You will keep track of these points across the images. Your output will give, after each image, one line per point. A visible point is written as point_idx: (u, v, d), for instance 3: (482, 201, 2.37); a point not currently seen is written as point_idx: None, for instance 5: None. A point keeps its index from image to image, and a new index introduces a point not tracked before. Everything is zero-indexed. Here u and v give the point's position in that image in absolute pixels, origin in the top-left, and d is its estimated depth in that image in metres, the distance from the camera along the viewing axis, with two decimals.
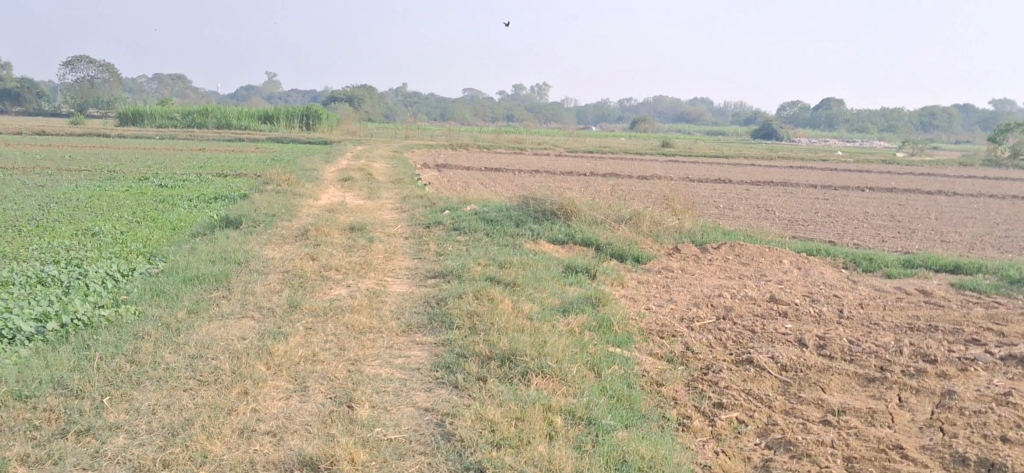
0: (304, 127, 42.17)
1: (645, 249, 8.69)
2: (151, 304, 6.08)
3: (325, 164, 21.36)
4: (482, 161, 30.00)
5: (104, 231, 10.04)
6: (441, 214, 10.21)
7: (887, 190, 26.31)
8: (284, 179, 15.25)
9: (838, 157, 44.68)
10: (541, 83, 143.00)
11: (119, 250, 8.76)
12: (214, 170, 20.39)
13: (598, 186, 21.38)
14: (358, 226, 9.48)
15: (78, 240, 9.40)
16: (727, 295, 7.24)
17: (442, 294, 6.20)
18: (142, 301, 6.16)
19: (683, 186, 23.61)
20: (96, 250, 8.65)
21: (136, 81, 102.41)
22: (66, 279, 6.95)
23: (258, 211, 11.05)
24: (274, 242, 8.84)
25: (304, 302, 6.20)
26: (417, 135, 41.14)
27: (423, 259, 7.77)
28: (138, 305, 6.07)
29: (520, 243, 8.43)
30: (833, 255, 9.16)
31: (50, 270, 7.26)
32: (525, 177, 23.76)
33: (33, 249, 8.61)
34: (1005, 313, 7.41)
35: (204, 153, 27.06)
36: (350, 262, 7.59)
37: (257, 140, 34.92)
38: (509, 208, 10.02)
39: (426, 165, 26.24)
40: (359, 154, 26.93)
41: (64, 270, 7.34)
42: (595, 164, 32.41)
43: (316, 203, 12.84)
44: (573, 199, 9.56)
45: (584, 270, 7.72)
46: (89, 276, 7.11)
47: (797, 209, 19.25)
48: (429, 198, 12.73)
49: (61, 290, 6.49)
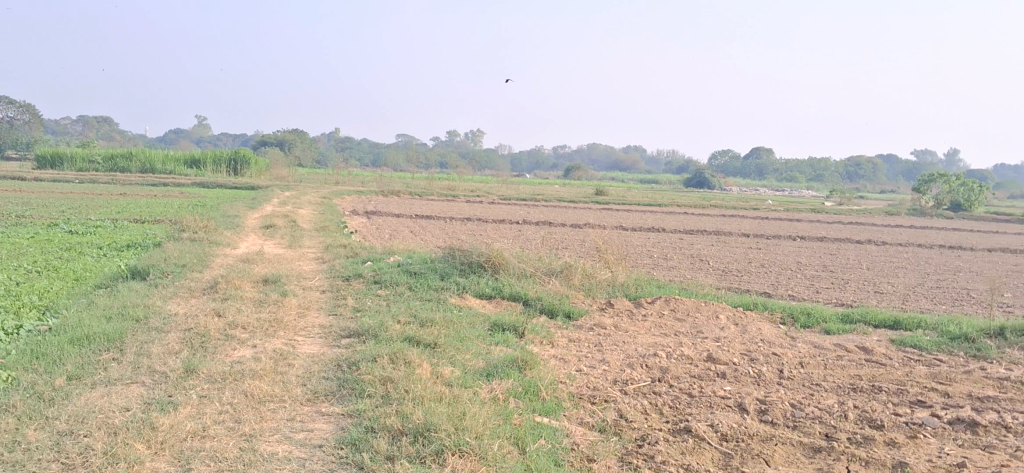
0: (232, 172, 41.21)
1: (576, 305, 8.28)
2: (26, 370, 5.43)
3: (250, 211, 20.68)
4: (413, 207, 29.57)
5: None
6: (362, 266, 9.69)
7: (816, 240, 26.51)
8: (202, 227, 14.58)
9: (768, 206, 45.21)
10: (475, 130, 143.67)
11: (9, 303, 8.04)
12: (132, 216, 19.60)
13: (530, 235, 21.08)
14: (273, 278, 8.90)
15: None
16: (662, 355, 6.84)
17: (355, 356, 5.68)
18: (18, 365, 5.50)
19: (616, 235, 23.47)
20: None
21: (60, 124, 99.93)
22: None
23: (168, 262, 10.40)
24: (181, 296, 8.22)
25: (201, 365, 5.62)
26: (348, 181, 40.51)
27: (339, 316, 7.23)
28: (12, 369, 5.41)
29: (444, 299, 7.95)
30: (770, 310, 8.84)
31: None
32: (456, 225, 23.36)
33: None
34: (947, 372, 7.14)
35: (125, 198, 26.13)
36: (259, 319, 7.01)
37: (182, 185, 33.95)
38: (434, 260, 9.53)
39: (355, 211, 25.70)
40: (287, 200, 26.24)
41: None
42: (528, 212, 32.16)
43: (234, 253, 12.21)
44: (501, 250, 9.11)
45: (511, 328, 7.27)
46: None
47: (729, 259, 19.15)
48: (354, 248, 12.21)
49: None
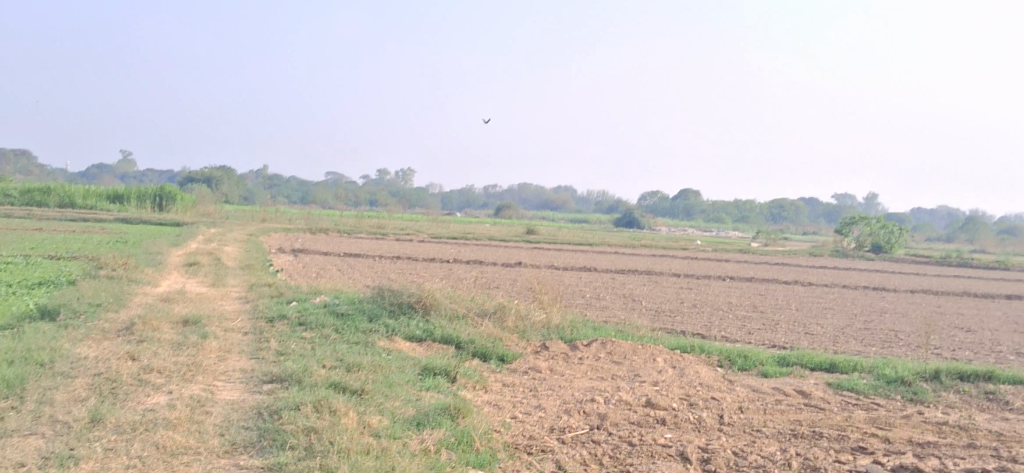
0: (155, 207, 40.09)
1: (510, 347, 8.02)
2: None
3: (172, 248, 20.03)
4: (342, 245, 29.10)
5: None
6: (287, 306, 9.30)
7: (745, 280, 26.74)
8: (120, 264, 14.00)
9: (697, 247, 45.68)
10: (405, 168, 143.33)
11: None
12: (47, 253, 18.84)
13: (461, 274, 20.83)
14: (193, 319, 8.46)
15: None
16: (600, 400, 6.60)
17: (279, 403, 5.33)
18: None
19: (548, 275, 23.34)
20: None
21: None
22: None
23: (80, 301, 9.87)
24: (92, 338, 7.73)
25: (108, 414, 5.20)
26: (276, 218, 39.79)
27: (261, 359, 6.86)
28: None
29: (373, 342, 7.63)
30: (706, 352, 8.70)
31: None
32: (386, 264, 22.99)
33: None
34: (886, 417, 7.03)
35: (40, 233, 25.18)
36: (175, 362, 6.60)
37: (102, 220, 32.94)
38: (363, 300, 9.19)
39: (282, 249, 25.16)
40: (211, 237, 25.58)
41: None
42: (459, 251, 31.86)
43: (152, 292, 11.71)
44: (433, 291, 8.82)
45: (443, 372, 6.97)
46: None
47: (661, 299, 19.12)
48: (279, 287, 11.80)
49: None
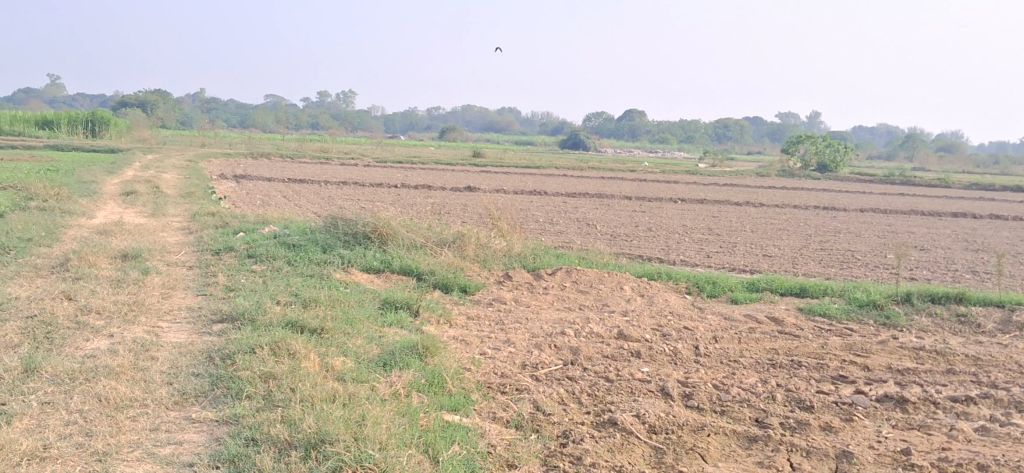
0: (88, 134, 38.68)
1: (472, 277, 7.68)
2: None
3: (108, 176, 19.25)
4: (286, 171, 28.35)
5: None
6: (235, 237, 8.82)
7: (697, 202, 26.62)
8: (53, 195, 13.32)
9: (645, 168, 45.55)
10: (348, 91, 140.82)
11: None
12: None
13: (411, 199, 20.38)
14: (133, 254, 7.96)
15: None
16: (571, 333, 6.30)
17: (231, 347, 4.92)
18: None
19: (500, 198, 22.97)
20: None
21: None
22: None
23: (11, 235, 9.28)
24: (23, 276, 7.21)
25: (44, 362, 4.74)
26: (215, 143, 38.71)
27: (210, 296, 6.42)
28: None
29: (329, 274, 7.23)
30: (673, 279, 8.45)
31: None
32: (333, 190, 22.39)
33: None
34: (861, 343, 6.83)
35: None
36: (117, 302, 6.14)
37: (34, 147, 31.67)
38: (315, 230, 8.75)
39: (223, 175, 24.38)
40: (149, 164, 24.70)
41: None
42: (406, 175, 31.28)
43: (88, 223, 11.11)
44: (389, 220, 8.40)
45: (404, 306, 6.60)
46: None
47: (616, 222, 18.87)
48: (224, 216, 11.29)
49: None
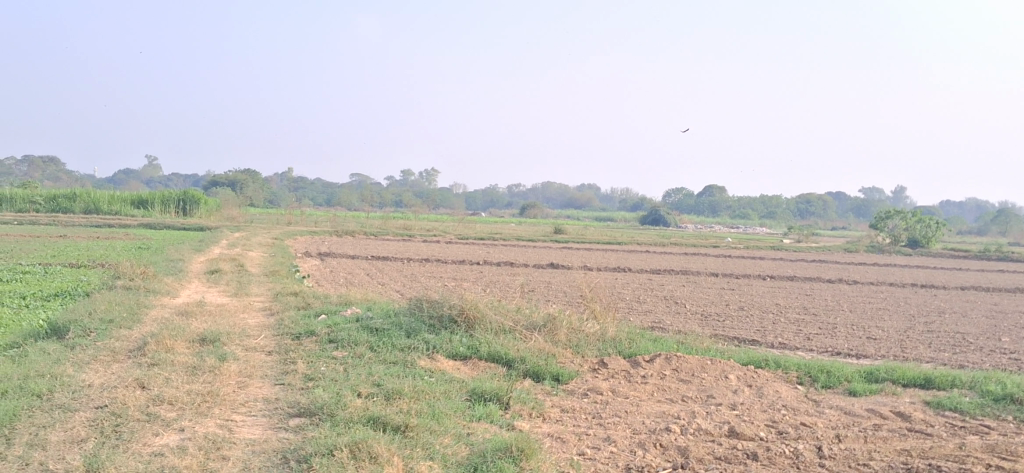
0: (180, 212, 39.49)
1: (565, 365, 7.15)
2: None
3: (195, 254, 19.37)
4: (369, 248, 28.38)
5: None
6: (316, 320, 8.48)
7: (787, 279, 25.72)
8: (140, 274, 13.27)
9: (728, 244, 44.64)
10: (430, 170, 142.94)
11: None
12: (69, 260, 18.23)
13: (494, 277, 20.01)
14: (211, 338, 7.65)
15: None
16: (677, 430, 5.71)
17: (307, 447, 4.49)
18: None
19: (584, 276, 22.48)
20: None
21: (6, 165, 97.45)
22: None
23: (93, 316, 9.11)
24: (99, 361, 6.94)
25: (108, 461, 4.37)
26: (301, 221, 39.21)
27: (288, 386, 6.02)
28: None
29: (413, 361, 6.79)
30: (783, 367, 7.79)
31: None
32: (416, 268, 22.21)
33: None
34: (1004, 444, 6.05)
35: (63, 240, 24.67)
36: (191, 391, 5.79)
37: (128, 226, 32.43)
38: (399, 312, 8.35)
39: (308, 253, 24.48)
40: (236, 241, 24.93)
41: None
42: (488, 252, 31.07)
43: (170, 304, 10.96)
44: (477, 302, 7.95)
45: (493, 398, 6.10)
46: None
47: (704, 301, 18.17)
48: (306, 297, 11.02)
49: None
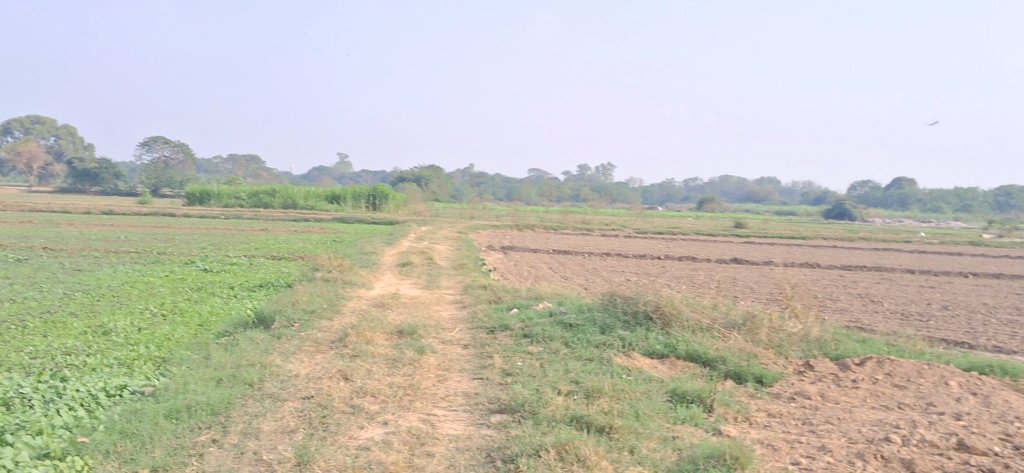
0: (370, 207, 40.92)
1: (768, 366, 6.80)
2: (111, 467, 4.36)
3: (387, 247, 19.95)
4: (550, 242, 28.50)
5: (113, 346, 8.49)
6: (508, 314, 8.45)
7: (993, 277, 23.95)
8: (337, 266, 13.73)
9: (924, 239, 42.20)
10: (606, 164, 142.67)
11: (120, 376, 7.11)
12: (271, 252, 19.18)
13: (678, 272, 19.62)
14: (408, 329, 7.75)
15: (79, 358, 7.83)
16: (898, 441, 5.28)
17: (513, 446, 4.40)
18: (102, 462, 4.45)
19: (771, 271, 21.70)
20: (91, 378, 7.02)
21: (213, 163, 104.41)
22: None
23: (296, 306, 9.45)
24: (303, 352, 7.14)
25: (318, 453, 4.44)
26: (483, 215, 39.82)
27: (486, 381, 5.98)
28: (77, 470, 4.36)
29: (609, 359, 6.62)
30: (1010, 375, 7.14)
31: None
32: (599, 262, 22.07)
33: (15, 376, 7.02)
34: None
35: (264, 233, 26.02)
36: (393, 384, 5.83)
37: (322, 220, 33.89)
38: (591, 308, 8.20)
39: (491, 247, 24.81)
40: (423, 235, 25.57)
41: (35, 412, 5.70)
42: (669, 246, 30.58)
43: (367, 295, 11.26)
44: (672, 299, 7.68)
45: (695, 399, 5.84)
46: (39, 419, 5.43)
47: (904, 299, 17.13)
48: (497, 290, 11.07)
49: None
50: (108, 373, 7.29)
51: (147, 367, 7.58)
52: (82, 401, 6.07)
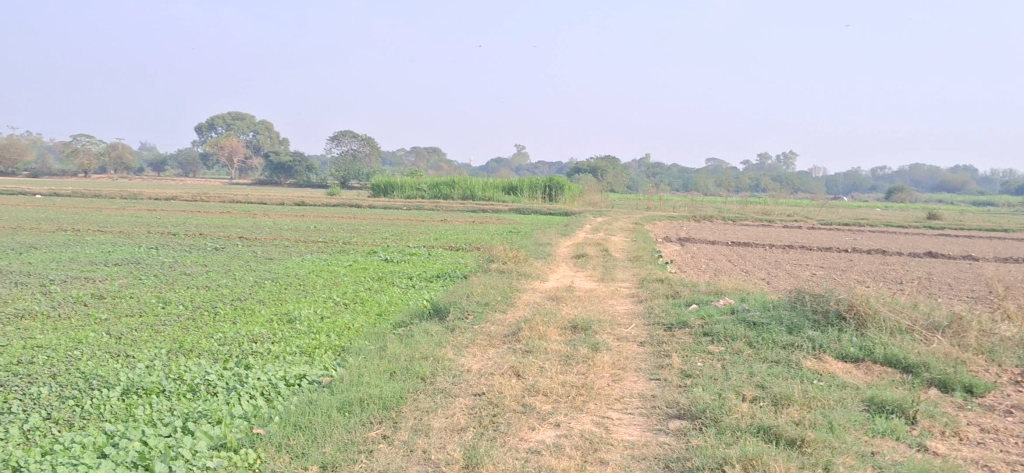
0: (547, 197, 40.99)
1: (979, 375, 6.15)
2: (284, 462, 4.32)
3: (562, 238, 19.80)
4: (729, 233, 27.66)
5: (297, 334, 8.67)
6: (687, 310, 8.07)
7: None
8: (512, 257, 13.68)
9: None
10: (787, 154, 138.08)
11: (300, 364, 7.20)
12: (449, 243, 19.42)
13: (868, 266, 18.55)
14: (583, 325, 7.51)
15: (263, 345, 8.02)
16: None
17: (694, 458, 4.08)
18: (276, 455, 4.43)
19: (972, 266, 20.20)
20: (273, 365, 7.14)
21: (396, 155, 107.87)
22: (182, 415, 5.35)
23: (471, 298, 9.40)
24: (476, 346, 7.02)
25: (488, 455, 4.26)
26: (660, 206, 39.15)
27: (665, 382, 5.66)
28: (251, 463, 4.34)
29: (798, 362, 6.16)
30: None
31: (179, 405, 5.72)
32: (781, 255, 21.18)
33: (203, 362, 7.22)
34: None
35: (443, 224, 26.48)
36: (567, 383, 5.61)
37: (499, 210, 34.24)
38: (776, 306, 7.70)
39: (668, 238, 24.29)
40: (599, 226, 25.34)
41: (219, 399, 5.80)
42: (856, 239, 29.09)
43: (542, 288, 11.12)
44: (868, 298, 7.10)
45: (897, 410, 5.31)
46: (221, 407, 5.51)
47: None
48: (675, 284, 10.69)
49: (164, 432, 4.88)
50: (290, 362, 7.41)
51: (327, 356, 7.65)
52: (262, 389, 6.15)
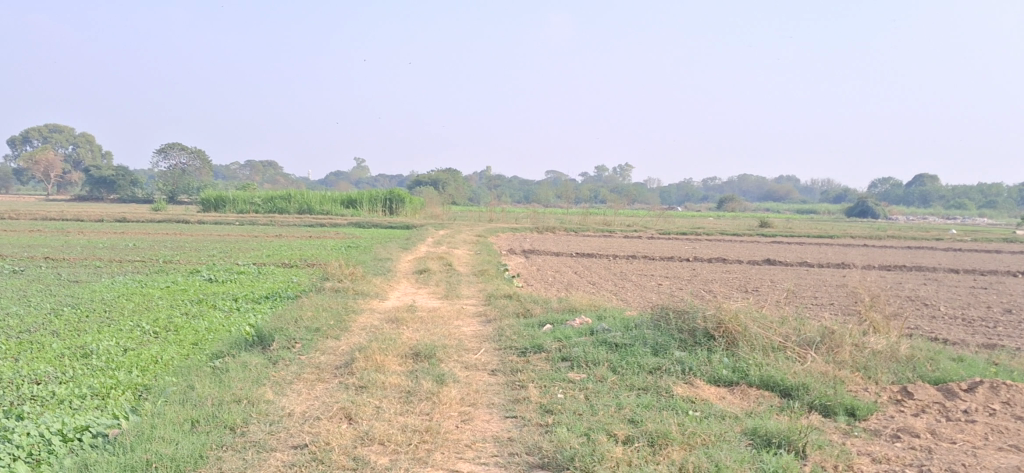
0: (387, 211, 39.87)
1: (858, 395, 5.64)
2: None
3: (403, 252, 18.90)
4: (572, 244, 27.35)
5: (90, 373, 7.40)
6: (542, 332, 7.31)
7: None
8: (348, 275, 12.66)
9: (954, 236, 40.83)
10: (623, 165, 141.61)
11: (85, 413, 6.00)
12: (282, 259, 18.16)
13: (711, 275, 18.43)
14: (426, 352, 6.64)
15: (45, 388, 6.74)
16: None
17: None
18: None
19: (808, 273, 20.50)
20: (52, 414, 5.91)
21: (230, 169, 103.92)
22: None
23: (299, 322, 8.39)
24: (302, 381, 6.04)
25: None
26: (502, 217, 38.74)
27: (523, 422, 4.86)
28: None
29: (669, 390, 5.48)
30: None
31: None
32: (626, 265, 20.91)
33: None
34: None
35: (277, 240, 24.99)
36: (407, 427, 4.72)
37: (338, 225, 32.92)
38: (637, 325, 7.05)
39: (512, 250, 23.72)
40: (441, 239, 24.51)
41: None
42: (695, 248, 29.39)
43: (380, 308, 10.19)
44: (737, 313, 6.54)
45: (783, 443, 4.69)
46: None
47: (956, 302, 15.91)
48: (523, 301, 9.95)
49: None
50: (76, 408, 6.22)
51: (124, 400, 6.45)
52: (30, 447, 4.97)
